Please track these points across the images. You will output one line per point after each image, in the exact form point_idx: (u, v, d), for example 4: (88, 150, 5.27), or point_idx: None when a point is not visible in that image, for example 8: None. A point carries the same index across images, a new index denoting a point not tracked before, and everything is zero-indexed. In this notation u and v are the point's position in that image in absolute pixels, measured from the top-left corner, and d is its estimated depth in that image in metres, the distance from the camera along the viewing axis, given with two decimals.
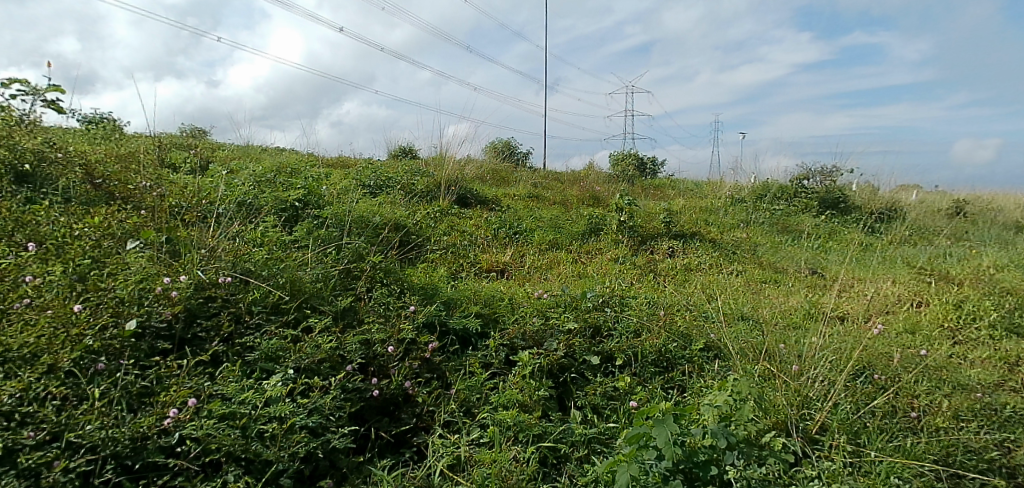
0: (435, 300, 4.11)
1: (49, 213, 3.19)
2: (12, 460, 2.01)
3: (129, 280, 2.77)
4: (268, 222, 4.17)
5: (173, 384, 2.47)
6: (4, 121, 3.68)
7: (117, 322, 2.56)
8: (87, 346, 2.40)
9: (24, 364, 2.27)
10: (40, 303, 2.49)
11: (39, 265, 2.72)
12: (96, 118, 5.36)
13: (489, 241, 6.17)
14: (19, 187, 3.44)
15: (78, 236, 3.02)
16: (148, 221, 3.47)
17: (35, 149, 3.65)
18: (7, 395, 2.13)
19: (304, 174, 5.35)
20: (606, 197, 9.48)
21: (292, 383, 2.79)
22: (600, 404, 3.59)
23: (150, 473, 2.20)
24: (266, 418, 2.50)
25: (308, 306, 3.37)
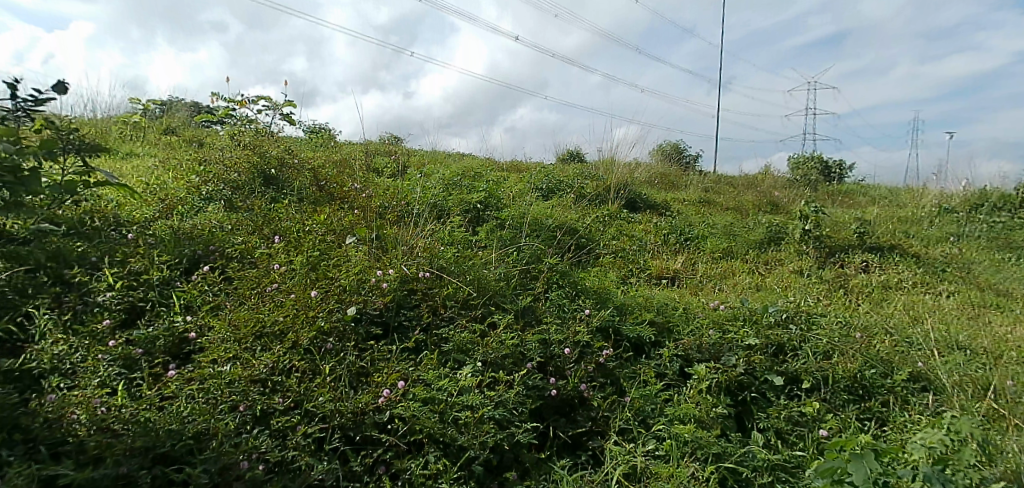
0: (609, 304, 4.08)
1: (287, 210, 3.74)
2: (266, 421, 2.35)
3: (351, 271, 3.16)
4: (455, 222, 4.46)
5: (385, 367, 2.74)
6: (257, 137, 4.41)
7: (341, 307, 2.92)
8: (320, 327, 2.77)
9: (275, 339, 2.66)
10: (285, 288, 2.92)
11: (284, 255, 3.20)
12: (316, 127, 6.16)
13: (659, 247, 6.03)
14: (267, 188, 4.08)
15: (309, 231, 3.50)
16: (361, 219, 3.92)
17: (278, 156, 4.29)
18: (264, 364, 2.49)
19: (484, 178, 5.66)
20: (787, 203, 8.78)
21: (480, 375, 2.96)
22: (784, 429, 3.33)
23: (367, 446, 2.46)
24: (460, 406, 2.68)
25: (493, 303, 3.54)
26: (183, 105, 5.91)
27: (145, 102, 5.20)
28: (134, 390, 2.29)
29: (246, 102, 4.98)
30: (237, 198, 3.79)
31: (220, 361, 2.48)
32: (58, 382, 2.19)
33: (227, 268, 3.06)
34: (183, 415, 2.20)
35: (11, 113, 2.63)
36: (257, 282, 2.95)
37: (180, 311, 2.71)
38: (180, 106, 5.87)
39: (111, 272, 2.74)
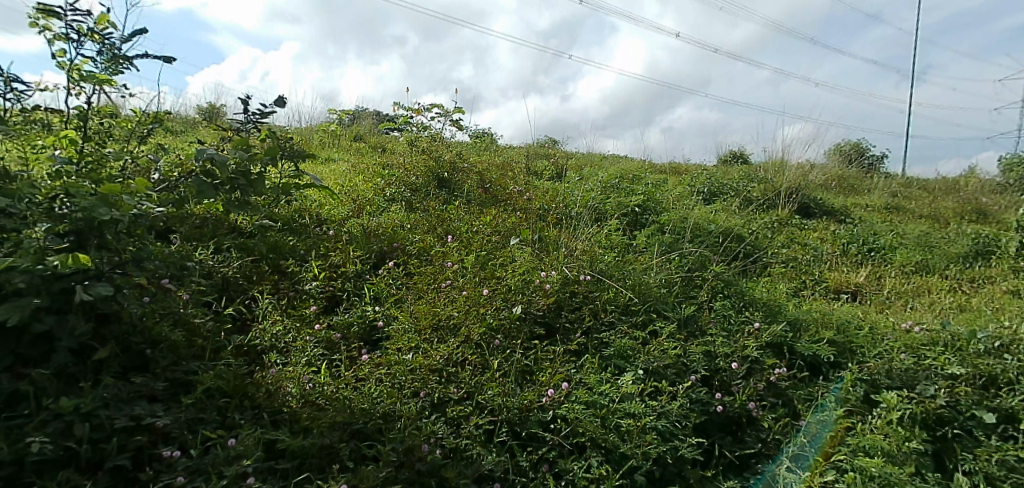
0: (781, 318, 3.73)
1: (458, 212, 4.00)
2: (442, 409, 2.49)
3: (516, 272, 3.27)
4: (614, 226, 4.42)
5: (548, 367, 2.79)
6: (431, 144, 4.77)
7: (507, 306, 3.04)
8: (489, 323, 2.90)
9: (450, 333, 2.84)
10: (458, 284, 3.11)
11: (457, 253, 3.42)
12: (480, 131, 6.46)
13: (838, 258, 5.48)
14: (440, 190, 4.40)
15: (477, 232, 3.72)
16: (524, 222, 4.05)
17: (450, 161, 4.58)
18: (440, 356, 2.67)
19: (643, 181, 5.53)
20: (999, 212, 7.53)
21: (642, 383, 2.89)
22: (996, 475, 2.83)
23: (532, 442, 2.49)
24: (621, 413, 2.63)
25: (654, 310, 3.42)
26: (367, 113, 6.53)
27: (339, 112, 5.82)
28: (334, 370, 2.56)
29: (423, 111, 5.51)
30: (415, 200, 4.15)
31: (403, 349, 2.70)
32: (275, 358, 2.51)
33: (408, 264, 3.32)
34: (373, 396, 2.41)
35: (244, 124, 3.20)
36: (433, 278, 3.18)
37: (370, 301, 2.99)
38: (365, 114, 6.48)
39: (316, 265, 3.12)
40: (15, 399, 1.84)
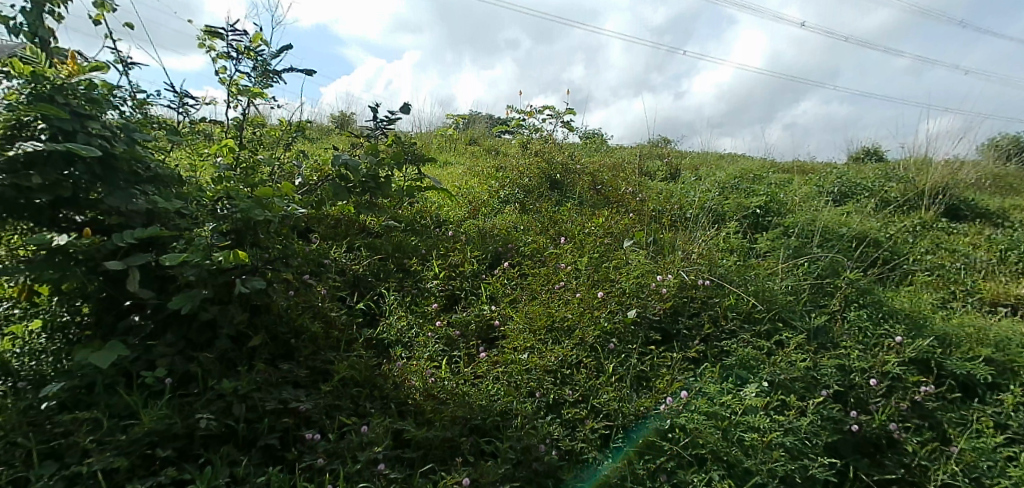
0: (927, 332, 3.33)
1: (570, 213, 4.03)
2: (557, 410, 2.50)
3: (631, 275, 3.21)
4: (732, 229, 4.22)
5: (665, 375, 2.71)
6: (545, 146, 4.85)
7: (621, 309, 2.97)
8: (604, 327, 2.86)
9: (565, 335, 2.83)
10: (571, 286, 3.11)
11: (571, 254, 3.43)
12: (590, 132, 6.44)
13: (995, 266, 4.87)
14: (553, 192, 4.44)
15: (588, 233, 3.72)
16: (638, 224, 3.98)
17: (563, 163, 4.61)
18: (555, 357, 2.66)
19: (765, 181, 5.21)
20: None
21: (766, 395, 2.73)
22: None
23: (648, 451, 2.38)
24: (745, 427, 2.50)
25: (779, 319, 3.21)
26: (481, 117, 6.74)
27: (455, 117, 6.03)
28: (454, 366, 2.66)
29: (534, 113, 5.58)
30: (528, 201, 4.22)
31: (519, 349, 2.74)
32: (400, 352, 2.65)
33: (523, 265, 3.37)
34: (491, 394, 2.46)
35: (372, 129, 3.49)
36: (547, 279, 3.21)
37: (486, 301, 3.07)
38: (478, 118, 6.68)
39: (436, 264, 3.26)
40: (187, 379, 2.08)
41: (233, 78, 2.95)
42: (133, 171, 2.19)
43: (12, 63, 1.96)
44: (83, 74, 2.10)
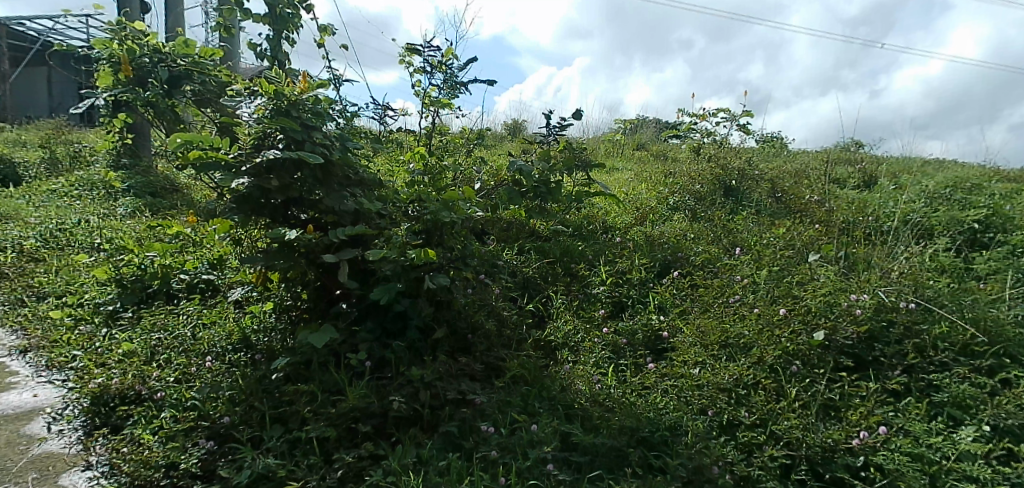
0: None
1: (746, 222, 3.80)
2: (732, 431, 2.33)
3: (818, 292, 2.92)
4: (943, 245, 3.66)
5: (859, 406, 2.42)
6: (719, 152, 4.63)
7: (806, 330, 2.70)
8: (786, 348, 2.61)
9: (741, 352, 2.65)
10: (748, 301, 2.91)
11: (748, 266, 3.24)
12: (768, 136, 6.01)
13: None
14: (726, 199, 4.23)
15: (767, 243, 3.49)
16: (825, 236, 3.62)
17: (739, 168, 4.35)
18: (729, 375, 2.49)
19: (988, 190, 4.44)
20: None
21: (987, 442, 2.30)
22: None
23: None
24: (959, 475, 2.14)
25: (1007, 355, 2.71)
26: (649, 121, 6.62)
27: (623, 122, 6.00)
28: (621, 374, 2.62)
29: (707, 117, 5.35)
30: (700, 209, 4.05)
31: (690, 363, 2.62)
32: (567, 356, 2.69)
33: (694, 275, 3.23)
34: (660, 407, 2.37)
35: (545, 135, 3.63)
36: (721, 291, 3.04)
37: (654, 310, 3.00)
38: (647, 123, 6.57)
39: (604, 270, 3.26)
40: (382, 364, 2.32)
41: (425, 91, 3.24)
42: (345, 175, 2.49)
43: (261, 83, 2.33)
44: (310, 91, 2.42)
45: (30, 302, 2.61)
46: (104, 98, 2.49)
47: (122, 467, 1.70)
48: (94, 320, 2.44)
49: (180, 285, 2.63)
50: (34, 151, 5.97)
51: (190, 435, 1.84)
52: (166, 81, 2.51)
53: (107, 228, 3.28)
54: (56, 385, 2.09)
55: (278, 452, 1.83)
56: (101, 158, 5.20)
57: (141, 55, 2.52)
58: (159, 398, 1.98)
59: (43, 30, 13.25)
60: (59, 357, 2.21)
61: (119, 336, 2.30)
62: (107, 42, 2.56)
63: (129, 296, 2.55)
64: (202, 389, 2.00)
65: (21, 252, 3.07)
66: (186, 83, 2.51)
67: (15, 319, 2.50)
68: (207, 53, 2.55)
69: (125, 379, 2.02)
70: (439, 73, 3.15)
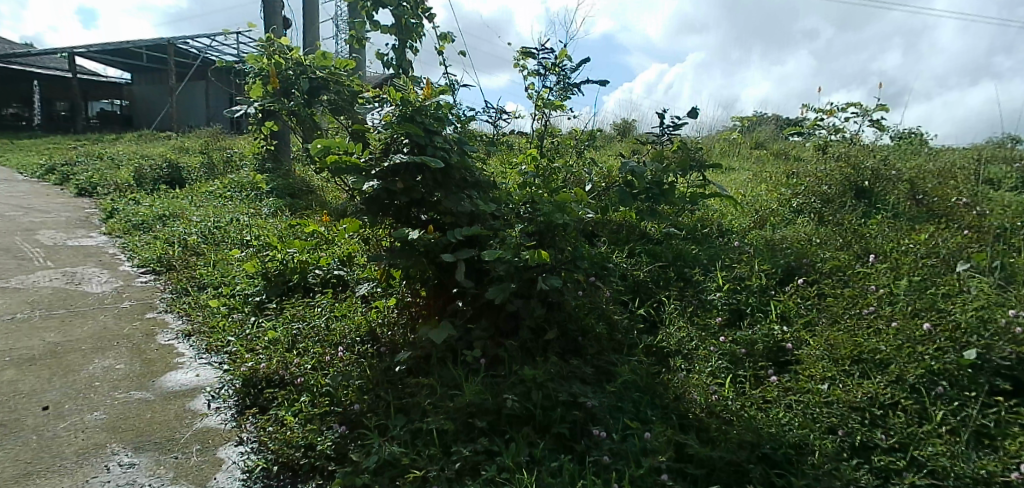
0: None
1: (881, 227, 3.49)
2: (866, 454, 2.14)
3: (970, 306, 2.61)
4: None
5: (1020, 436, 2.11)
6: (849, 150, 4.29)
7: (955, 348, 2.41)
8: (930, 367, 2.36)
9: (876, 368, 2.43)
10: (885, 313, 2.68)
11: (884, 276, 2.98)
12: (907, 132, 5.48)
13: None
14: (857, 201, 3.90)
15: (905, 251, 3.19)
16: (977, 244, 3.24)
17: (873, 168, 4.00)
18: (863, 392, 2.30)
19: None
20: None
21: None
22: None
23: None
24: None
25: None
26: (769, 118, 6.27)
27: (740, 120, 5.73)
28: (739, 386, 2.50)
29: (835, 112, 4.97)
30: (827, 212, 3.78)
31: (817, 378, 2.45)
32: (680, 364, 2.60)
33: (822, 284, 3.02)
34: (784, 422, 2.24)
35: (659, 136, 3.55)
36: (852, 302, 2.82)
37: (776, 320, 2.83)
38: (766, 121, 6.23)
39: (721, 275, 3.13)
40: (496, 362, 2.37)
41: (538, 93, 3.28)
42: (462, 178, 2.58)
43: (389, 91, 2.48)
44: (433, 97, 2.53)
45: (193, 291, 2.94)
46: (255, 106, 2.76)
47: (269, 444, 1.87)
48: (244, 309, 2.71)
49: (315, 279, 2.86)
50: (194, 157, 6.73)
51: (325, 419, 1.99)
52: (307, 91, 2.72)
53: (254, 227, 3.63)
54: (213, 367, 2.33)
55: (402, 440, 1.93)
56: (248, 162, 5.77)
57: (286, 68, 2.76)
58: (299, 383, 2.16)
59: (201, 48, 14.91)
60: (216, 342, 2.46)
61: (265, 325, 2.54)
62: (259, 57, 2.81)
63: (272, 288, 2.81)
64: (335, 377, 2.16)
65: (185, 246, 3.47)
66: (323, 93, 2.73)
67: (181, 306, 2.79)
68: (342, 64, 2.75)
69: (271, 364, 2.23)
70: (553, 75, 3.18)
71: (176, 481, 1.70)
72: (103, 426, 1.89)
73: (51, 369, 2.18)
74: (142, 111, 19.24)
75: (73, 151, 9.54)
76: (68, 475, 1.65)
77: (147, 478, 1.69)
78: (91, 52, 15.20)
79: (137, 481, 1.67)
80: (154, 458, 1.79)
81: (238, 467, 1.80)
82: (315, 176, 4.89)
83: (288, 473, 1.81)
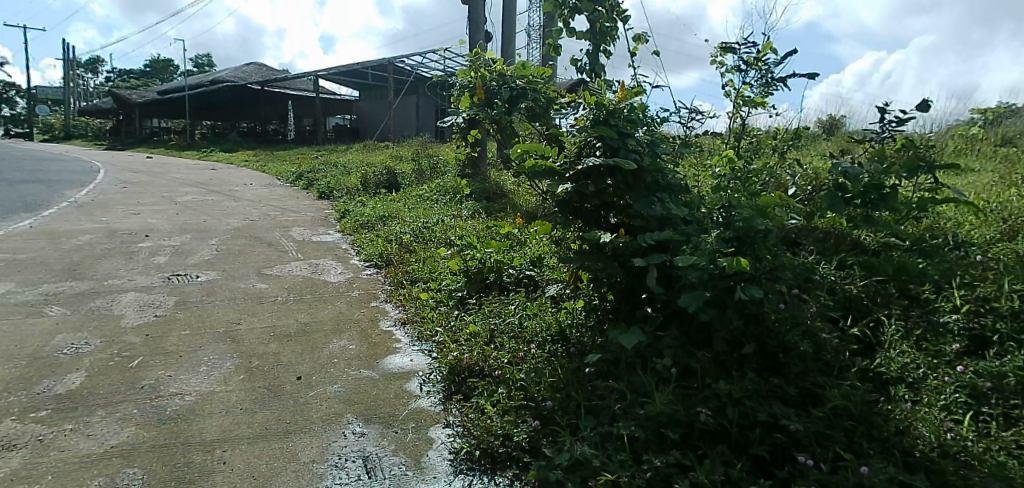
0: None
1: None
2: None
3: None
4: None
5: None
6: None
7: None
8: None
9: None
10: None
11: None
12: None
13: None
14: None
15: None
16: None
17: None
18: None
19: None
20: None
21: None
22: None
23: None
24: None
25: None
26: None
27: (983, 114, 4.90)
28: (983, 427, 2.11)
29: None
30: None
31: None
32: (904, 393, 2.28)
33: None
34: None
35: (879, 133, 3.14)
36: None
37: None
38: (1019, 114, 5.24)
39: (958, 294, 2.69)
40: (687, 373, 2.29)
41: (737, 90, 3.09)
42: (655, 181, 2.53)
43: (584, 96, 2.53)
44: (627, 98, 2.52)
45: (407, 284, 3.29)
46: (464, 116, 3.01)
47: (472, 430, 2.03)
48: (449, 303, 2.96)
49: (509, 278, 3.04)
50: (407, 164, 7.52)
51: (520, 412, 2.09)
52: (508, 100, 2.88)
53: (456, 228, 3.95)
54: (424, 354, 2.58)
55: (592, 442, 1.95)
56: (450, 170, 6.31)
57: (491, 79, 2.96)
58: (497, 376, 2.30)
59: (412, 66, 16.65)
60: (426, 331, 2.73)
61: (467, 319, 2.76)
62: (468, 71, 3.06)
63: (473, 285, 3.04)
64: (529, 373, 2.26)
65: (400, 244, 3.89)
66: (522, 101, 2.86)
67: (398, 297, 3.14)
68: (540, 73, 2.89)
69: (473, 356, 2.41)
70: (755, 70, 2.98)
71: (396, 454, 1.91)
72: (341, 397, 2.19)
73: (303, 344, 2.58)
74: (365, 124, 22.02)
75: (315, 161, 11.25)
76: (316, 436, 1.94)
77: (374, 447, 1.93)
78: (323, 75, 17.75)
79: (366, 448, 1.92)
80: (379, 430, 2.03)
81: (446, 448, 1.98)
82: (511, 181, 5.17)
83: (487, 459, 1.94)
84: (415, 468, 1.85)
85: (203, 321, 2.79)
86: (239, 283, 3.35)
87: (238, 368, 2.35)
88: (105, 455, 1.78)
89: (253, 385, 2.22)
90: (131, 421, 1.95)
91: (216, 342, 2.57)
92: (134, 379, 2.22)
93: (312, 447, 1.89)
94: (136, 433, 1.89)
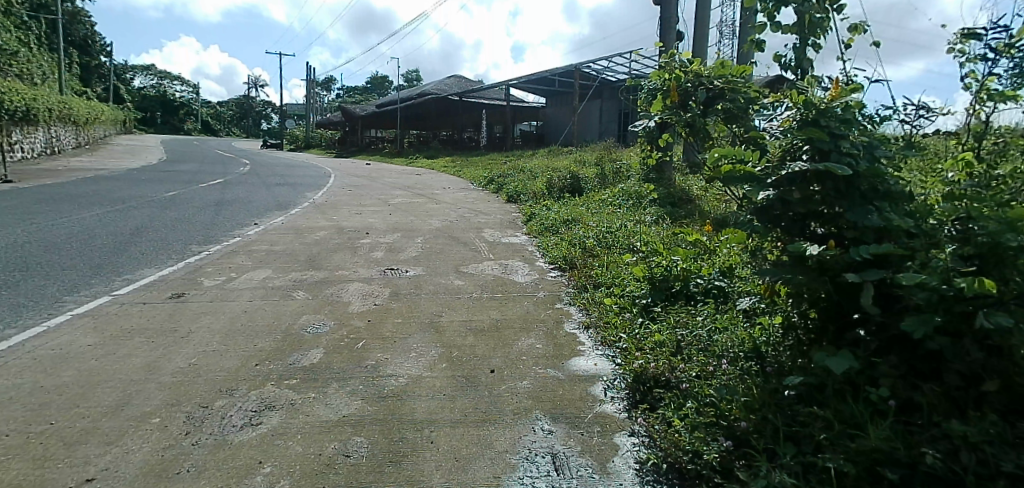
0: None
1: None
2: None
3: None
4: None
5: None
6: None
7: None
8: None
9: None
10: None
11: None
12: None
13: None
14: None
15: None
16: None
17: None
18: None
19: None
20: None
21: None
22: None
23: None
24: None
25: None
26: None
27: None
28: None
29: None
30: None
31: None
32: None
33: None
34: None
35: None
36: None
37: None
38: None
39: None
40: (909, 407, 2.00)
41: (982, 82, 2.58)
42: (873, 187, 2.25)
43: (792, 94, 2.35)
44: (842, 96, 2.29)
45: (590, 288, 3.33)
46: (656, 119, 2.95)
47: (659, 443, 2.00)
48: (633, 310, 2.94)
49: (697, 288, 2.94)
50: (591, 168, 7.59)
51: (711, 429, 2.00)
52: (704, 102, 2.78)
53: (641, 234, 3.91)
54: (607, 360, 2.59)
55: (793, 471, 1.79)
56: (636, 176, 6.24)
57: (686, 81, 2.86)
58: (684, 388, 2.23)
59: (596, 70, 16.79)
60: (610, 337, 2.74)
61: (652, 328, 2.71)
62: (663, 73, 2.99)
63: (657, 292, 2.99)
64: (720, 389, 2.15)
65: (584, 247, 3.95)
66: (719, 102, 2.74)
67: (581, 300, 3.19)
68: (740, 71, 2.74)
69: (658, 366, 2.37)
70: (1007, 58, 2.47)
71: (583, 456, 1.94)
72: (531, 393, 2.29)
73: (496, 339, 2.74)
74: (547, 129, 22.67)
75: (505, 165, 11.89)
76: (510, 428, 2.05)
77: (562, 446, 1.98)
78: (510, 84, 18.66)
79: (555, 446, 1.97)
80: (567, 429, 2.08)
81: (632, 457, 1.97)
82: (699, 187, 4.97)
83: (675, 475, 1.89)
84: (602, 473, 1.87)
85: (412, 312, 3.09)
86: (441, 278, 3.65)
87: (441, 357, 2.56)
88: (339, 422, 2.05)
89: (455, 374, 2.41)
90: (357, 396, 2.22)
91: (423, 331, 2.83)
92: (358, 359, 2.53)
93: (507, 437, 2.00)
94: (361, 407, 2.15)
